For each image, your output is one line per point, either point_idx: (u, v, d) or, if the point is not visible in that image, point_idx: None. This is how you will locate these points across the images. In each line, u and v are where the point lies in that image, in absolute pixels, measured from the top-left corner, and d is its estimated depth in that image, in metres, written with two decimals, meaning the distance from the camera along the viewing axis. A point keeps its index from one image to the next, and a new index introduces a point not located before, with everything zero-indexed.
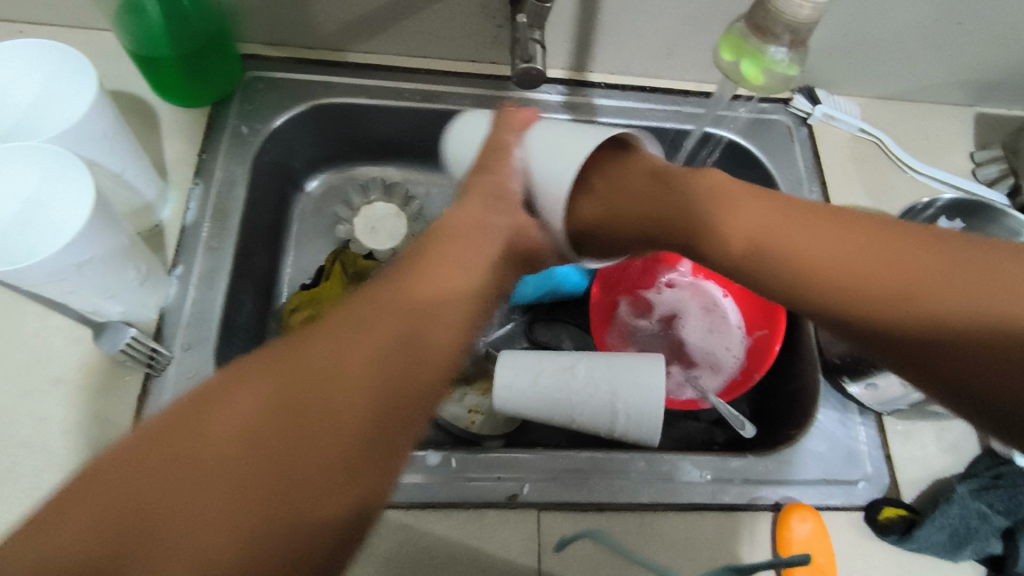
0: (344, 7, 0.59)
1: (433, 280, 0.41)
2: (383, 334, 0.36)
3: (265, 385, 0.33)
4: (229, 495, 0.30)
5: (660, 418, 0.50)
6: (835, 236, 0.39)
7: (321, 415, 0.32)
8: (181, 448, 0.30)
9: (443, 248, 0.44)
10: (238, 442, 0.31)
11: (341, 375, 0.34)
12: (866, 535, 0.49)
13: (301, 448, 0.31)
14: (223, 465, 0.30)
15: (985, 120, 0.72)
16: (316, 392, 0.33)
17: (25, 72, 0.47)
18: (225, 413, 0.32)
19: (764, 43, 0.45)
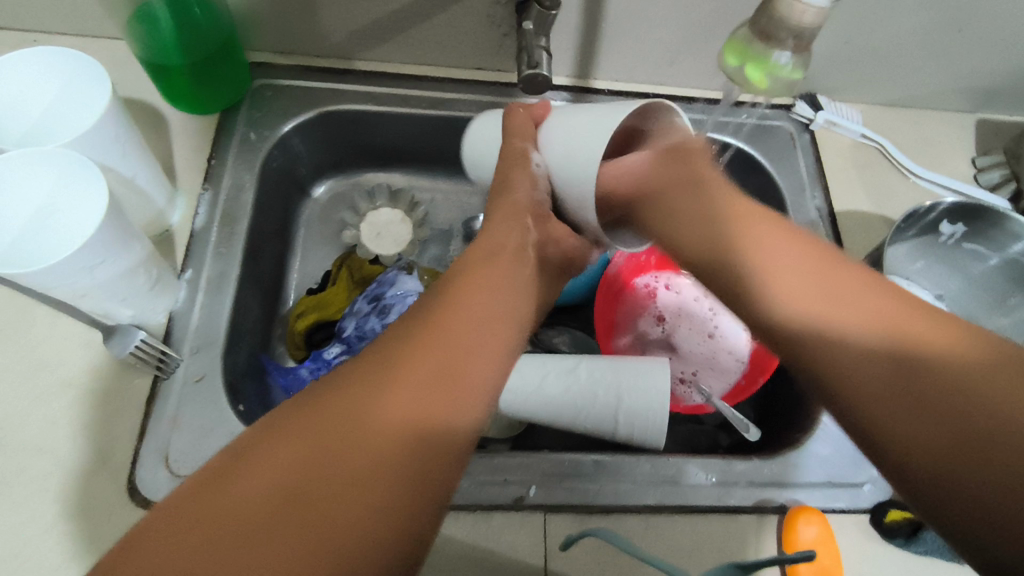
0: (352, 16, 0.60)
1: (468, 314, 0.40)
2: (421, 373, 0.35)
3: (304, 430, 0.31)
4: (270, 552, 0.27)
5: (665, 421, 0.50)
6: (840, 287, 0.37)
7: (366, 461, 0.31)
8: (220, 503, 0.28)
9: (477, 280, 0.43)
10: (280, 493, 0.29)
11: (382, 418, 0.32)
12: (871, 537, 0.49)
13: (347, 496, 0.29)
14: (261, 520, 0.27)
15: (987, 127, 0.73)
16: (358, 435, 0.31)
17: (41, 79, 0.48)
18: (263, 463, 0.30)
19: (768, 48, 0.45)
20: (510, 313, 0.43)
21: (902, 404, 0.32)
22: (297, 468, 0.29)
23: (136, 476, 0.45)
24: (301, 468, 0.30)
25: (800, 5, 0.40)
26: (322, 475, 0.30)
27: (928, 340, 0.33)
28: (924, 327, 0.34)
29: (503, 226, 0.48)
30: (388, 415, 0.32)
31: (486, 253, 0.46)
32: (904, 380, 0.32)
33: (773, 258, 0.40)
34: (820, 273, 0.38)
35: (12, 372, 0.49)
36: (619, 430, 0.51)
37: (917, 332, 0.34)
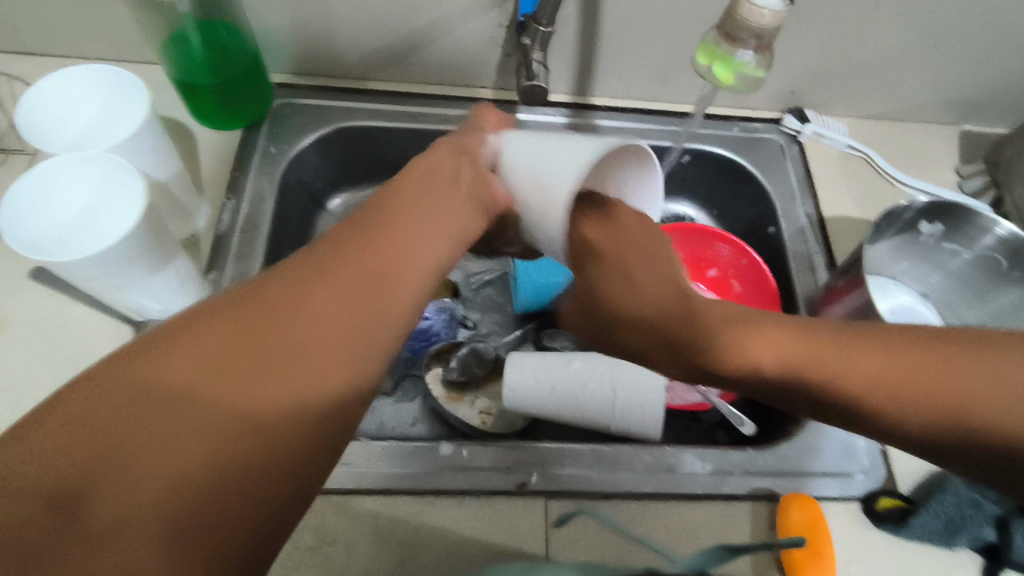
0: (367, 39, 0.65)
1: (399, 236, 0.40)
2: (349, 275, 0.36)
3: (210, 337, 0.31)
4: (197, 425, 0.28)
5: (659, 413, 0.52)
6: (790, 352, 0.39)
7: (268, 375, 0.31)
8: (121, 391, 0.28)
9: (414, 204, 0.44)
10: (207, 372, 0.30)
11: (296, 337, 0.33)
12: (865, 525, 0.51)
13: (246, 405, 0.30)
14: (190, 395, 0.29)
15: (970, 138, 0.76)
16: (270, 351, 0.32)
17: (84, 93, 0.53)
18: (165, 366, 0.29)
19: (733, 48, 0.49)
20: (440, 243, 0.42)
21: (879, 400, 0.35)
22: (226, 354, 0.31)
23: None
24: (202, 369, 0.30)
25: (759, 7, 0.44)
26: (223, 382, 0.30)
27: (869, 372, 0.36)
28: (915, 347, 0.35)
29: (442, 158, 0.49)
30: (316, 322, 0.34)
31: (430, 177, 0.46)
32: (896, 384, 0.35)
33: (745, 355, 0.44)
34: (803, 326, 0.39)
35: (48, 364, 0.53)
36: (617, 422, 0.53)
37: (909, 353, 0.35)
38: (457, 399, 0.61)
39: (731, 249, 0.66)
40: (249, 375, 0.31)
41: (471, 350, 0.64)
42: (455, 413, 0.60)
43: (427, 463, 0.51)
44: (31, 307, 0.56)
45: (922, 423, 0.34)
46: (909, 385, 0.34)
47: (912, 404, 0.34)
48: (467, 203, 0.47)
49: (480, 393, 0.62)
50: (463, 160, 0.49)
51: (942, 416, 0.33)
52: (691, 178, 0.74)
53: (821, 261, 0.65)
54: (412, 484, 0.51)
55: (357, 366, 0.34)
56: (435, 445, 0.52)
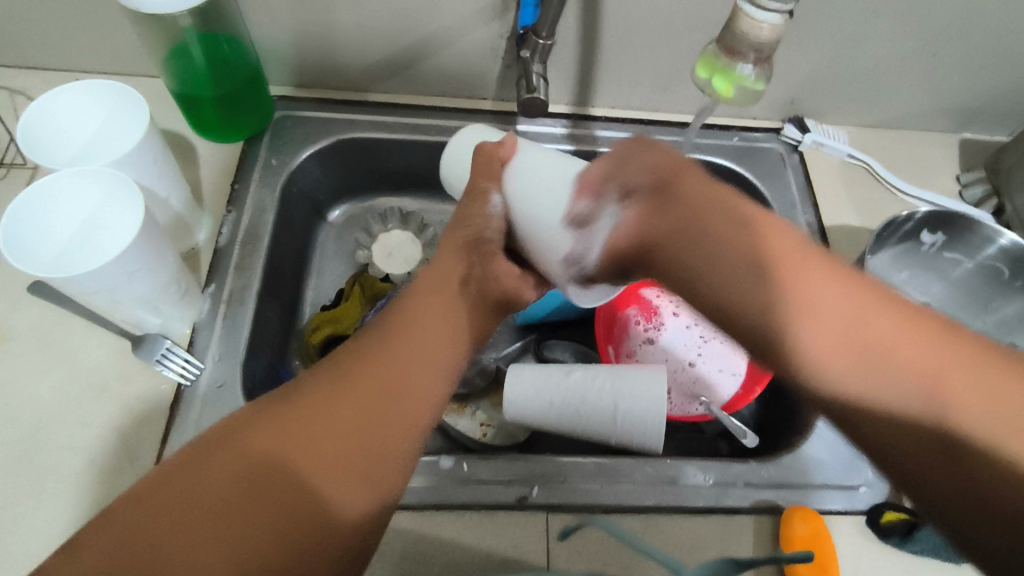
0: (367, 51, 0.65)
1: (415, 346, 0.45)
2: (371, 381, 0.42)
3: (254, 440, 0.37)
4: (232, 520, 0.34)
5: (659, 423, 0.51)
6: (868, 321, 0.38)
7: (309, 461, 0.37)
8: (185, 488, 0.35)
9: (432, 302, 0.48)
10: (242, 476, 0.36)
11: (325, 433, 0.39)
12: (869, 537, 0.51)
13: (294, 486, 0.37)
14: (227, 493, 0.35)
15: (970, 145, 0.76)
16: (302, 451, 0.38)
17: (87, 108, 0.53)
18: (210, 473, 0.36)
19: (733, 62, 0.49)
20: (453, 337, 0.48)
21: (904, 403, 0.36)
22: (260, 458, 0.37)
23: None
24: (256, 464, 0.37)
25: (759, 21, 0.44)
26: (278, 471, 0.37)
27: (924, 356, 0.36)
28: (959, 355, 0.36)
29: (451, 262, 0.51)
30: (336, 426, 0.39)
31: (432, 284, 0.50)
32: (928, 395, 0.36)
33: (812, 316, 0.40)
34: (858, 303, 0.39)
35: (47, 377, 0.53)
36: (619, 434, 0.53)
37: (954, 363, 0.36)
38: (458, 411, 0.61)
39: None
40: (293, 463, 0.37)
41: (471, 360, 0.64)
42: (456, 426, 0.60)
43: (427, 475, 0.51)
44: (29, 321, 0.55)
45: (927, 438, 0.35)
46: (943, 393, 0.35)
47: (930, 408, 0.35)
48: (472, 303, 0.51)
49: (480, 405, 0.62)
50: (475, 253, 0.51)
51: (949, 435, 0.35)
52: None
53: None
54: (411, 497, 0.50)
55: (386, 449, 0.40)
56: (435, 458, 0.52)
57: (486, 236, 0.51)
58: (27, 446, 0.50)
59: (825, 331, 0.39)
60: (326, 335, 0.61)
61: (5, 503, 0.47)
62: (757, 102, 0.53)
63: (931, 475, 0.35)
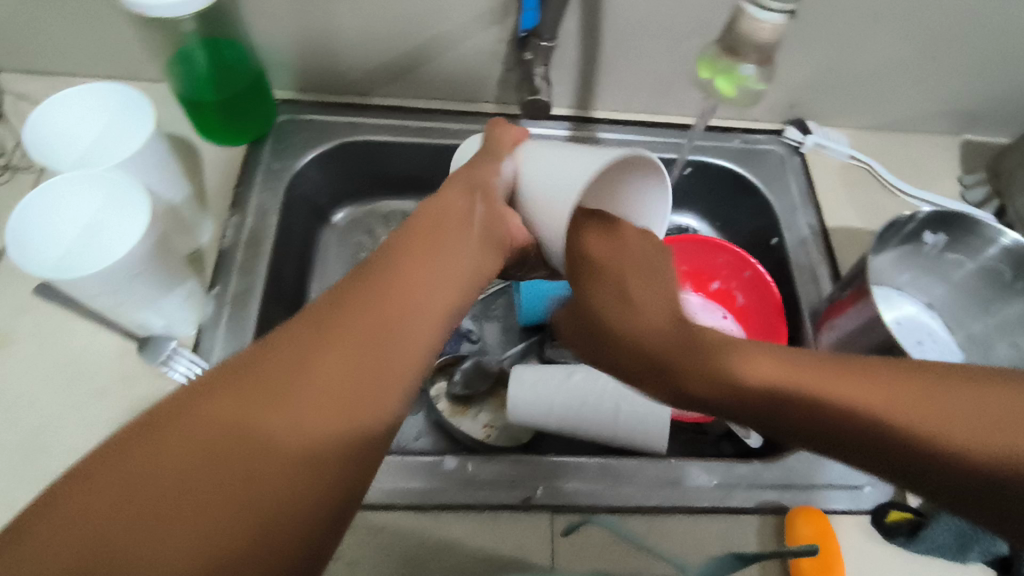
0: (370, 56, 0.66)
1: (403, 292, 0.40)
2: (346, 338, 0.36)
3: (211, 412, 0.32)
4: (198, 506, 0.29)
5: (662, 423, 0.52)
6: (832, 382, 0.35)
7: (284, 432, 0.32)
8: (137, 472, 0.29)
9: (415, 256, 0.43)
10: (203, 453, 0.30)
11: (304, 394, 0.34)
12: (874, 538, 0.51)
13: (265, 456, 0.31)
14: (187, 471, 0.30)
15: (971, 147, 0.76)
16: (272, 416, 0.33)
17: (92, 111, 0.53)
18: (163, 450, 0.30)
19: (734, 62, 0.49)
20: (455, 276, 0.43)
21: (852, 424, 0.34)
22: (223, 430, 0.31)
23: None
24: (219, 438, 0.31)
25: (760, 21, 0.44)
26: (245, 439, 0.31)
27: (898, 395, 0.34)
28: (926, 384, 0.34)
29: (453, 197, 0.48)
30: (311, 384, 0.34)
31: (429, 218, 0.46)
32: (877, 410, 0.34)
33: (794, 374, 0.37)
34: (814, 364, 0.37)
35: (51, 379, 0.53)
36: (622, 435, 0.53)
37: (932, 391, 0.33)
38: (461, 413, 0.62)
39: (731, 258, 0.65)
40: (255, 436, 0.32)
41: (475, 363, 0.64)
42: (459, 427, 0.60)
43: (431, 476, 0.51)
44: (34, 324, 0.56)
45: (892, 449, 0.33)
46: (884, 408, 0.33)
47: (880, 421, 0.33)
48: (480, 243, 0.46)
49: (483, 407, 0.62)
50: (477, 197, 0.47)
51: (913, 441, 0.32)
52: (693, 189, 0.74)
53: (825, 272, 0.64)
54: (415, 498, 0.50)
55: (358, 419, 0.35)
56: (439, 459, 0.52)
57: (491, 186, 0.48)
58: (32, 448, 0.50)
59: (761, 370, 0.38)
60: None
61: (10, 504, 0.47)
62: (757, 103, 0.54)
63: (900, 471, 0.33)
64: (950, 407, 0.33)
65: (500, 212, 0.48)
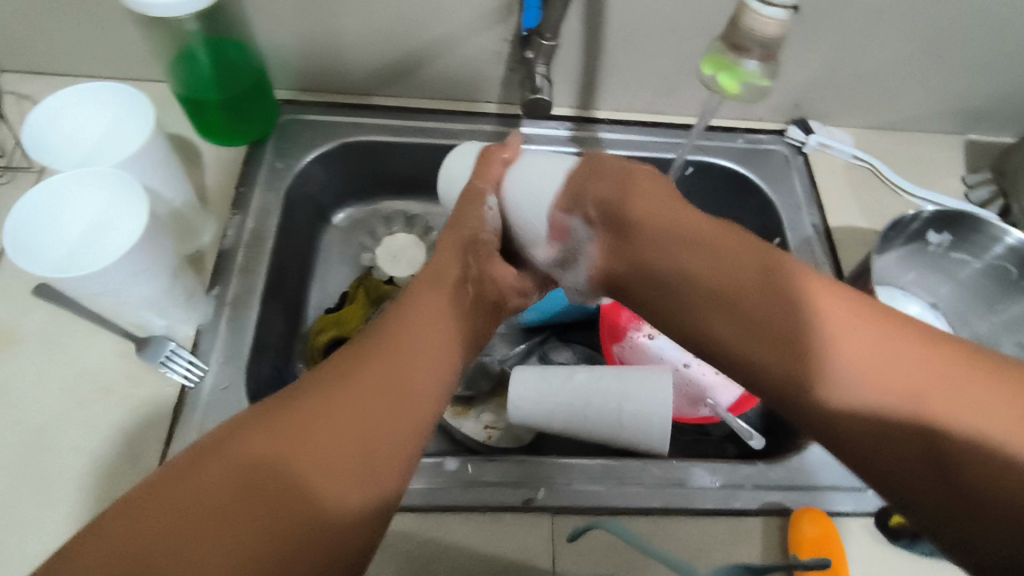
0: (371, 56, 0.66)
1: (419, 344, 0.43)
2: (374, 381, 0.39)
3: (254, 443, 0.34)
4: (238, 526, 0.31)
5: (665, 424, 0.52)
6: (882, 352, 0.36)
7: (321, 462, 0.35)
8: (184, 490, 0.32)
9: (429, 311, 0.46)
10: (246, 476, 0.33)
11: (342, 429, 0.36)
12: (879, 540, 0.50)
13: (298, 490, 0.34)
14: (231, 492, 0.32)
15: (975, 147, 0.76)
16: (311, 445, 0.35)
17: (94, 111, 0.53)
18: (211, 474, 0.33)
19: (739, 58, 0.49)
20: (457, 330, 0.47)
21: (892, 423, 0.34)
22: (263, 458, 0.34)
23: None
24: (258, 465, 0.34)
25: (764, 17, 0.44)
26: (281, 469, 0.34)
27: (913, 373, 0.34)
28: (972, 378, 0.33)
29: (447, 261, 0.50)
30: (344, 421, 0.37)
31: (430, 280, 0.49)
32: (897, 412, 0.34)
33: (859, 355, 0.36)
34: (884, 335, 0.36)
35: (50, 379, 0.53)
36: (625, 435, 0.53)
37: (970, 387, 0.33)
38: (463, 413, 0.61)
39: None
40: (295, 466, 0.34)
41: (476, 364, 0.64)
42: (461, 428, 0.60)
43: (433, 477, 0.51)
44: (35, 323, 0.55)
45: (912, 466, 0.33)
46: (952, 411, 0.33)
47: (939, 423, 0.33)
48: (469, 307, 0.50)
49: (486, 408, 0.62)
50: (470, 252, 0.51)
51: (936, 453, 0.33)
52: (696, 189, 0.74)
53: (829, 273, 0.64)
54: (417, 500, 0.50)
55: (389, 459, 0.37)
56: (441, 459, 0.52)
57: (481, 239, 0.51)
58: (31, 448, 0.50)
59: (809, 360, 0.38)
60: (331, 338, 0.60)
61: (9, 505, 0.47)
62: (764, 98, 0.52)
63: (929, 502, 0.33)
64: (966, 409, 0.33)
65: (489, 266, 0.53)
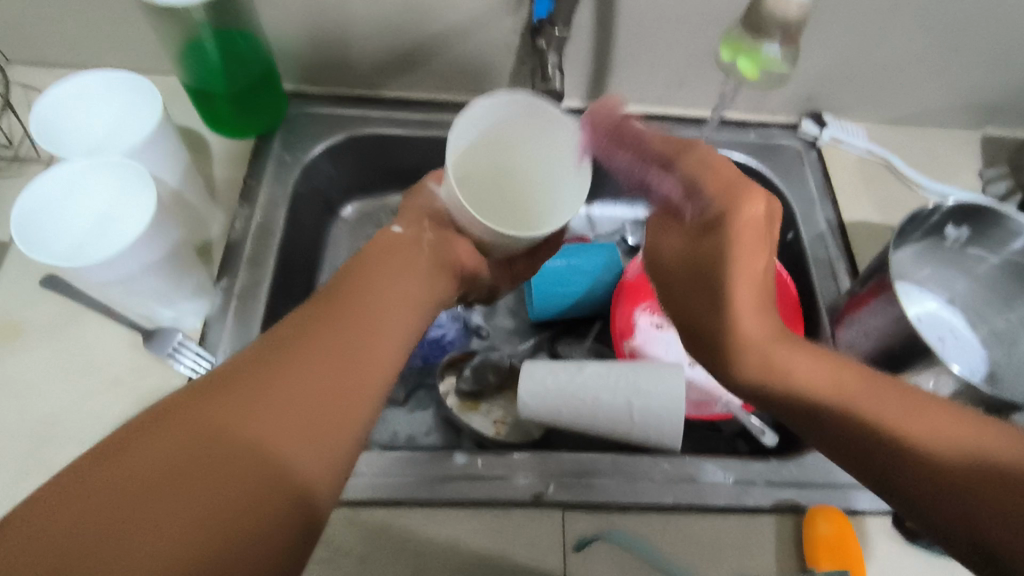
0: (379, 46, 0.65)
1: (370, 313, 0.40)
2: (317, 355, 0.37)
3: (192, 416, 0.32)
4: (178, 510, 0.29)
5: (678, 421, 0.51)
6: (872, 384, 0.38)
7: (262, 442, 0.32)
8: (119, 466, 0.30)
9: (381, 283, 0.43)
10: (184, 453, 0.31)
11: (282, 407, 0.34)
12: (894, 539, 0.49)
13: (255, 459, 0.32)
14: (170, 469, 0.30)
15: (992, 142, 0.75)
16: (252, 422, 0.33)
17: (103, 100, 0.53)
18: (149, 450, 0.31)
19: (759, 42, 0.48)
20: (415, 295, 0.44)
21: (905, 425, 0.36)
22: (200, 434, 0.31)
23: None
24: (199, 439, 0.31)
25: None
26: (225, 446, 0.32)
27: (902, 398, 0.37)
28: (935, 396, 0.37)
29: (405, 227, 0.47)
30: (286, 396, 0.34)
31: (381, 257, 0.44)
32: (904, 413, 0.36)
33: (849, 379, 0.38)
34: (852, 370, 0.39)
35: (58, 368, 0.53)
36: (635, 431, 0.52)
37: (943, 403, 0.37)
38: (471, 408, 0.61)
39: None
40: (238, 443, 0.32)
41: (486, 358, 0.63)
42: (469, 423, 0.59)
43: (442, 471, 0.50)
44: (42, 314, 0.55)
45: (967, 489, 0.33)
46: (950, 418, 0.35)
47: (946, 439, 0.34)
48: (428, 272, 0.45)
49: (493, 403, 0.61)
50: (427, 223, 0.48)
51: (973, 470, 0.33)
52: None
53: (843, 267, 0.63)
54: (425, 493, 0.49)
55: (333, 440, 0.35)
56: (450, 454, 0.51)
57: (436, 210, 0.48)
58: (39, 438, 0.50)
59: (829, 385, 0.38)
60: None
61: (19, 494, 0.47)
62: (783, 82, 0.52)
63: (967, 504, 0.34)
64: (964, 433, 0.35)
65: (446, 236, 0.47)
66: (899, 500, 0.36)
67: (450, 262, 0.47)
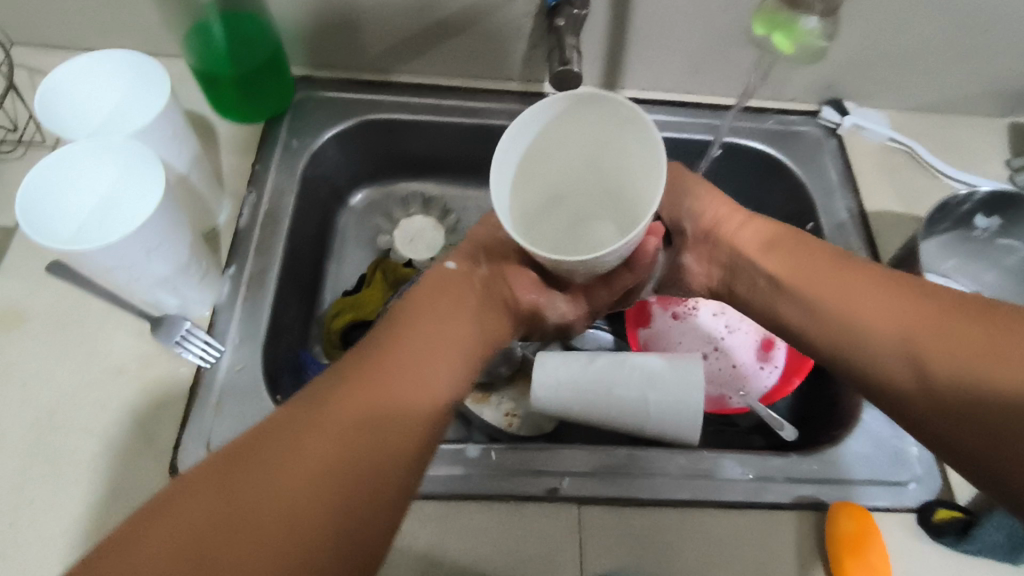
0: (390, 30, 0.63)
1: (409, 353, 0.40)
2: (352, 398, 0.36)
3: (236, 468, 0.33)
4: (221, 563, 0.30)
5: (696, 415, 0.49)
6: (854, 296, 0.41)
7: (301, 484, 0.32)
8: (169, 524, 0.31)
9: (422, 321, 0.42)
10: (228, 506, 0.31)
11: (319, 446, 0.34)
12: (918, 537, 0.48)
13: (292, 505, 0.32)
14: (213, 522, 0.31)
15: (1019, 131, 0.72)
16: (290, 466, 0.33)
17: (108, 81, 0.52)
18: (195, 508, 0.31)
19: (798, 13, 0.46)
20: (459, 332, 0.42)
21: (886, 346, 0.38)
22: (243, 486, 0.32)
23: (177, 460, 0.47)
24: (241, 492, 0.32)
25: None
26: (263, 493, 0.32)
27: (889, 307, 0.39)
28: (928, 312, 0.38)
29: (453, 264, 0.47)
30: (323, 440, 0.34)
31: (430, 292, 0.44)
32: (886, 326, 0.39)
33: (848, 299, 0.41)
34: (862, 281, 0.41)
35: (63, 356, 0.52)
36: (651, 425, 0.50)
37: (930, 318, 0.37)
38: (482, 400, 0.60)
39: None
40: (277, 490, 0.32)
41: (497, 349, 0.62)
42: (480, 416, 0.58)
43: (453, 464, 0.49)
44: (47, 301, 0.54)
45: (964, 415, 0.34)
46: (924, 335, 0.37)
47: (945, 362, 0.36)
48: (481, 313, 0.45)
49: (504, 395, 0.60)
50: (486, 263, 0.47)
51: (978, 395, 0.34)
52: (722, 172, 0.71)
53: (864, 259, 0.62)
54: (435, 487, 0.48)
55: (372, 481, 0.34)
56: (461, 447, 0.50)
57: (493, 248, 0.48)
58: (45, 427, 0.49)
59: (822, 308, 0.42)
60: (349, 321, 0.59)
61: (25, 484, 0.47)
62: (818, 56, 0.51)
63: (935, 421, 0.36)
64: (947, 341, 0.36)
65: (506, 273, 0.47)
66: (896, 413, 0.38)
67: (504, 296, 0.47)
